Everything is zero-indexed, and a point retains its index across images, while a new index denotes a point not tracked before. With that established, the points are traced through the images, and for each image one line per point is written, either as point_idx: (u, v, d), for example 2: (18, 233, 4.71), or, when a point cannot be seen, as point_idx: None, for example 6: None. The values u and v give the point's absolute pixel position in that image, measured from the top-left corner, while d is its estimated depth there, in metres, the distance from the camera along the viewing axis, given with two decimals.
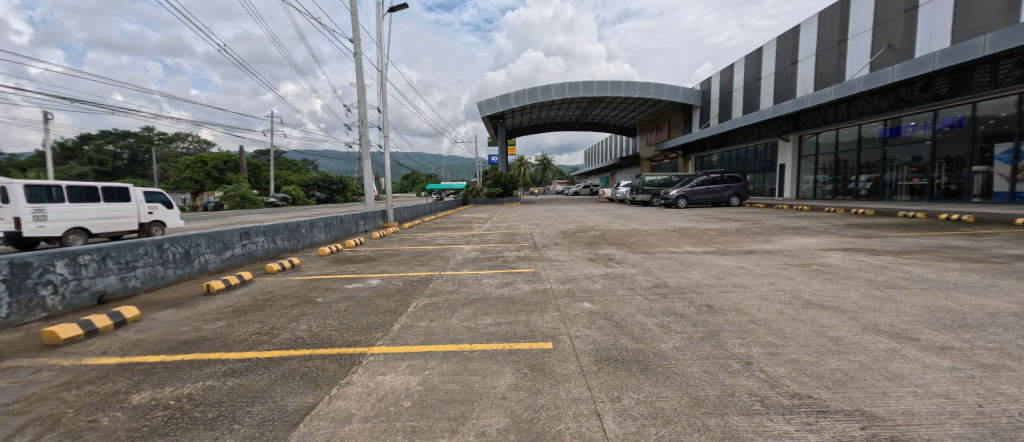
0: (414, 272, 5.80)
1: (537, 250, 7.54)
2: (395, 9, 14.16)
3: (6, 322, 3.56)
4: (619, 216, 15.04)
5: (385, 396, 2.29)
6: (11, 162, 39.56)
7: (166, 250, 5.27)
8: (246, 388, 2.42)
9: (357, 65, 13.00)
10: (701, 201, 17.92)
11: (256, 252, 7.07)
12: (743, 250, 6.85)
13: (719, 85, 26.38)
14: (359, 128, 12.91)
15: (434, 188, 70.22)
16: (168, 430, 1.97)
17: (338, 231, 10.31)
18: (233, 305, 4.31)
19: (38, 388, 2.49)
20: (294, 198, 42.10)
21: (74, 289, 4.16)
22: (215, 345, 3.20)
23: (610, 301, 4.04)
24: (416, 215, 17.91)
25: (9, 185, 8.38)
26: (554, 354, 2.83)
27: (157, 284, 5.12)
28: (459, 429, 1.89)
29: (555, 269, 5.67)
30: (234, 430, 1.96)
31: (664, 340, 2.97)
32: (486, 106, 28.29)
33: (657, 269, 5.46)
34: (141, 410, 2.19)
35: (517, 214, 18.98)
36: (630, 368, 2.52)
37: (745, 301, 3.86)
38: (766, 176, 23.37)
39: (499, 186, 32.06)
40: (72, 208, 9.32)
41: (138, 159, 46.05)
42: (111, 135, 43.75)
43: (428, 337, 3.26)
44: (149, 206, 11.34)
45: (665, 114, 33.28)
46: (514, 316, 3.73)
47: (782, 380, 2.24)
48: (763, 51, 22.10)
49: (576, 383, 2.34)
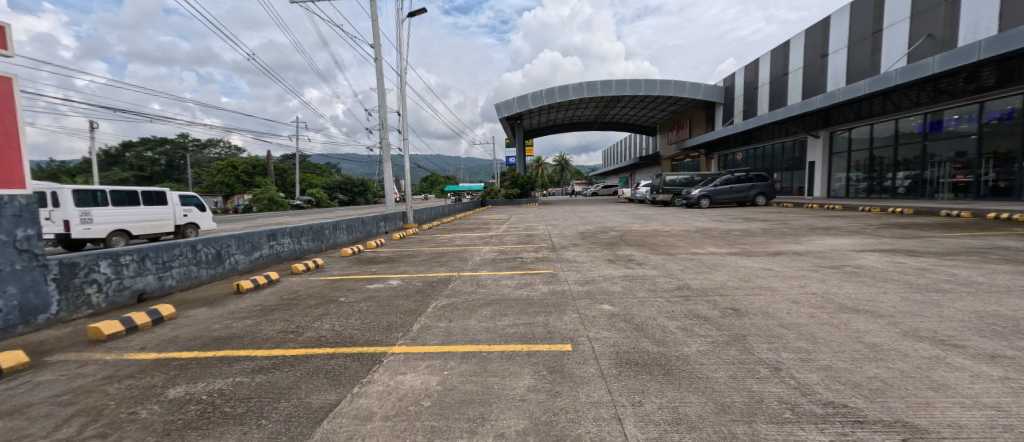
0: (433, 273, 5.88)
1: (556, 250, 7.53)
2: (414, 14, 14.42)
3: (57, 319, 3.83)
4: (640, 216, 14.76)
5: (405, 395, 2.33)
6: (62, 170, 42.50)
7: (199, 250, 5.51)
8: (273, 384, 2.51)
9: (378, 69, 13.27)
10: (725, 202, 17.40)
11: (283, 253, 7.33)
12: (770, 251, 6.62)
13: (743, 81, 25.59)
14: (379, 131, 13.16)
15: (453, 190, 70.60)
16: (200, 424, 2.06)
17: (360, 233, 10.55)
18: (262, 304, 4.48)
19: (85, 381, 2.67)
20: (318, 199, 43.30)
21: (116, 287, 4.40)
22: (245, 342, 3.33)
23: (631, 303, 3.97)
24: (435, 216, 18.04)
25: (60, 190, 8.99)
26: (573, 356, 2.80)
27: (191, 284, 5.37)
28: (477, 430, 1.90)
29: (574, 270, 5.64)
30: (261, 424, 2.03)
31: (687, 344, 2.90)
32: (503, 108, 28.33)
33: (679, 271, 5.33)
34: (176, 404, 2.30)
35: (536, 215, 18.96)
36: (652, 372, 2.47)
37: (773, 305, 3.72)
38: (794, 175, 22.42)
39: (517, 187, 31.89)
40: (115, 211, 9.88)
41: (175, 164, 48.62)
42: (150, 142, 46.51)
43: (448, 337, 3.30)
44: (184, 209, 11.93)
45: (686, 111, 32.43)
46: (533, 317, 3.72)
47: (815, 387, 2.13)
48: (790, 45, 21.26)
49: (595, 387, 2.31)
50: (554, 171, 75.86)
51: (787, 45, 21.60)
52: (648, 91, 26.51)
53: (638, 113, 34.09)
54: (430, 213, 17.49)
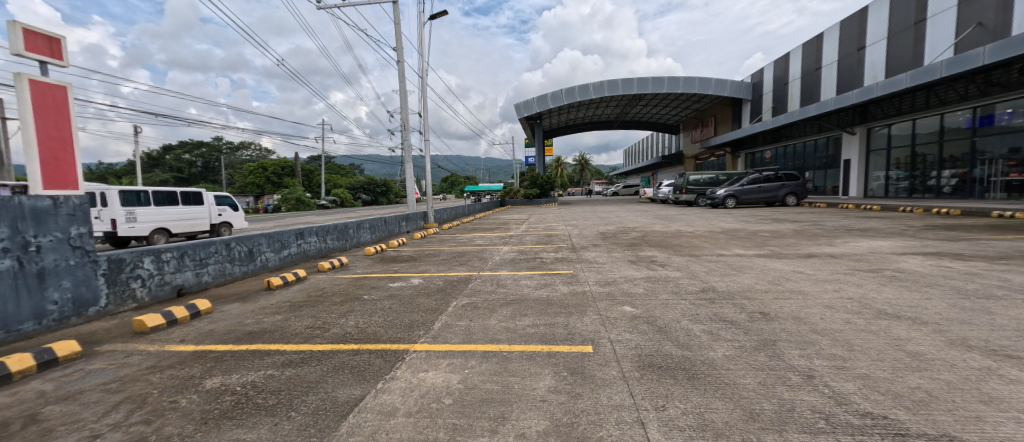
0: (454, 272, 5.94)
1: (576, 251, 7.47)
2: (435, 17, 14.61)
3: (105, 311, 4.09)
4: (662, 216, 14.43)
5: (427, 392, 2.36)
6: (110, 172, 45.53)
7: (233, 248, 5.76)
8: (301, 378, 2.60)
9: (400, 72, 13.53)
10: (752, 202, 16.81)
11: (310, 251, 7.58)
12: (802, 253, 6.34)
13: (772, 76, 24.62)
14: (401, 133, 13.40)
15: (472, 190, 71.02)
16: (235, 414, 2.16)
17: (382, 232, 10.79)
18: (291, 300, 4.65)
19: (130, 370, 2.84)
20: (343, 199, 44.59)
21: (158, 282, 4.67)
22: (275, 337, 3.46)
23: (653, 305, 3.89)
24: (455, 216, 18.22)
25: (108, 191, 9.61)
26: (594, 358, 2.76)
27: (226, 280, 5.63)
28: (499, 430, 1.91)
29: (595, 271, 5.57)
30: (291, 417, 2.11)
31: (713, 348, 2.82)
32: (523, 107, 28.32)
33: (704, 273, 5.18)
34: (212, 394, 2.42)
35: (555, 215, 18.88)
36: (676, 376, 2.41)
37: (804, 309, 3.57)
38: (827, 173, 21.42)
39: (536, 187, 31.83)
40: (156, 211, 10.48)
41: (210, 166, 51.16)
42: (188, 145, 49.18)
43: (468, 336, 3.33)
44: (219, 208, 12.51)
45: (711, 109, 31.48)
46: (553, 317, 3.71)
47: (852, 397, 2.03)
48: (823, 38, 20.31)
49: (618, 389, 2.28)
50: (574, 170, 75.07)
51: (820, 38, 20.64)
52: (670, 88, 25.92)
53: (660, 111, 33.39)
54: (450, 213, 17.67)
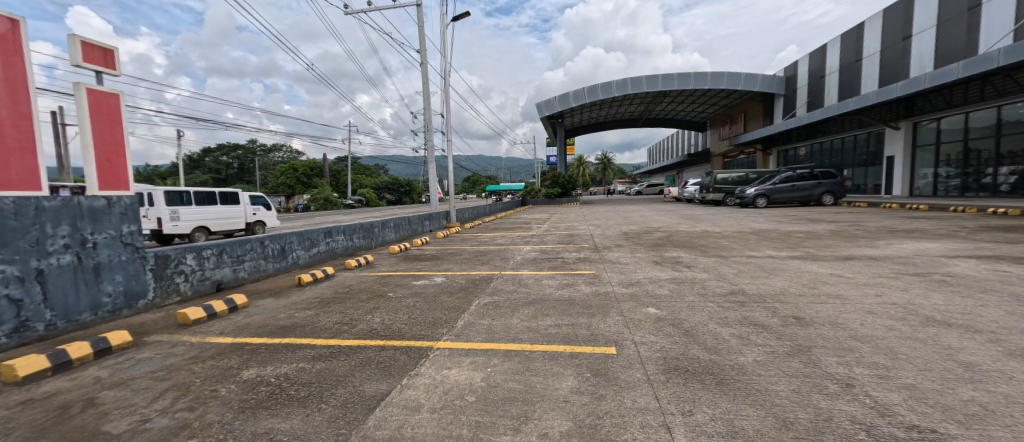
0: (476, 271, 5.99)
1: (598, 251, 7.38)
2: (458, 18, 14.75)
3: (153, 304, 4.38)
4: (688, 216, 14.03)
5: (451, 389, 2.40)
6: (156, 173, 48.68)
7: (267, 246, 6.04)
8: (331, 371, 2.70)
9: (423, 73, 13.74)
10: (785, 201, 16.07)
11: (337, 249, 7.83)
12: (839, 255, 6.02)
13: (807, 69, 23.47)
14: (425, 133, 13.61)
15: (493, 189, 71.39)
16: (270, 404, 2.26)
17: (406, 231, 11.02)
18: (320, 296, 4.83)
19: (175, 359, 3.03)
20: (368, 199, 45.85)
21: (199, 277, 4.95)
22: (305, 331, 3.60)
23: (679, 307, 3.80)
24: (476, 215, 18.38)
25: (155, 191, 10.28)
26: (617, 360, 2.72)
27: (261, 276, 5.90)
28: (521, 429, 1.91)
29: (618, 271, 5.49)
30: (322, 408, 2.19)
31: (743, 353, 2.72)
32: (544, 106, 28.19)
33: (733, 275, 5.01)
34: (249, 384, 2.55)
35: (576, 215, 18.73)
36: (704, 381, 2.34)
37: (843, 314, 3.39)
38: (868, 171, 20.30)
39: (558, 186, 31.66)
40: (197, 210, 11.11)
41: (246, 167, 53.82)
42: (226, 148, 51.95)
43: (491, 335, 3.35)
44: (253, 208, 13.12)
45: (741, 104, 30.33)
46: (575, 318, 3.67)
47: (896, 408, 1.91)
48: (863, 27, 19.18)
49: (642, 392, 2.24)
50: (595, 169, 74.10)
51: (860, 27, 19.50)
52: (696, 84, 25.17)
53: (686, 108, 32.46)
54: (472, 212, 17.83)
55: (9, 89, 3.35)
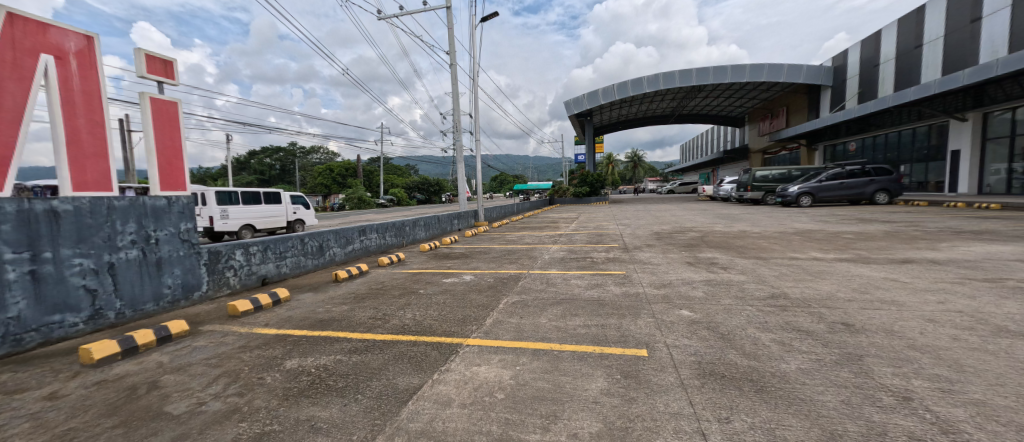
0: (504, 270, 6.04)
1: (628, 251, 7.23)
2: (487, 19, 14.86)
3: (206, 296, 4.72)
4: (724, 216, 13.46)
5: (480, 386, 2.44)
6: (208, 175, 52.48)
7: (306, 243, 6.35)
8: (366, 365, 2.81)
9: (452, 74, 13.95)
10: (833, 199, 15.03)
11: (371, 247, 8.12)
12: (894, 258, 5.58)
13: (858, 58, 21.81)
14: (454, 134, 13.83)
15: (520, 189, 71.52)
16: (311, 393, 2.39)
17: (436, 230, 11.27)
18: (355, 292, 5.04)
19: (227, 348, 3.26)
20: (399, 198, 47.25)
21: (247, 272, 5.29)
22: (342, 325, 3.77)
23: (715, 310, 3.66)
24: (504, 214, 18.49)
25: (206, 191, 11.05)
26: (649, 362, 2.67)
27: (301, 272, 6.22)
28: (551, 428, 1.92)
29: (649, 272, 5.36)
30: (358, 399, 2.29)
31: (785, 360, 2.58)
32: (573, 104, 27.91)
33: (773, 277, 4.76)
34: (292, 373, 2.70)
35: (605, 214, 18.42)
36: (742, 388, 2.24)
37: (899, 322, 3.14)
38: (929, 167, 18.65)
39: (586, 185, 31.25)
40: (244, 209, 11.84)
41: (287, 169, 56.97)
42: (269, 151, 55.23)
43: (519, 333, 3.37)
44: (294, 207, 13.84)
45: (784, 97, 28.64)
46: (605, 319, 3.62)
47: (962, 426, 1.76)
48: (923, 10, 17.58)
49: (676, 396, 2.18)
50: (624, 168, 72.44)
51: (919, 10, 17.89)
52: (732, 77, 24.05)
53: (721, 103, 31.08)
54: (500, 212, 17.95)
55: (86, 99, 3.72)
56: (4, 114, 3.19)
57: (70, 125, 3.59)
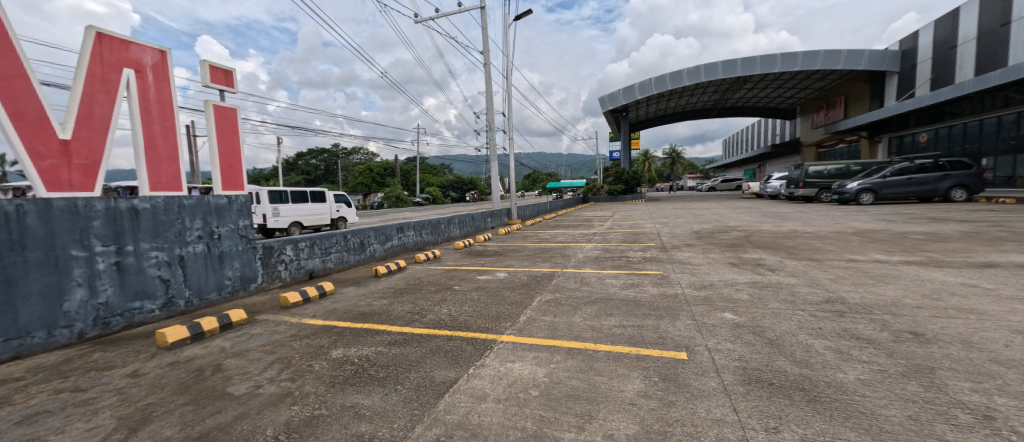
0: (537, 268, 6.04)
1: (666, 250, 6.99)
2: (521, 16, 14.85)
3: (261, 287, 5.10)
4: (771, 215, 12.66)
5: (515, 382, 2.46)
6: (261, 176, 56.62)
7: (349, 240, 6.69)
8: (405, 357, 2.93)
9: (486, 73, 14.07)
10: (899, 197, 13.66)
11: (408, 243, 8.41)
12: (974, 262, 5.00)
13: (930, 40, 19.64)
14: (487, 132, 13.97)
15: (553, 187, 71.10)
16: (355, 381, 2.53)
17: (470, 227, 11.48)
18: (393, 287, 5.24)
19: (279, 336, 3.51)
20: (434, 197, 48.52)
21: (296, 266, 5.66)
22: (382, 318, 3.95)
23: (761, 314, 3.47)
24: (537, 213, 18.46)
25: (259, 191, 11.88)
26: (689, 366, 2.57)
27: (344, 267, 6.57)
28: (586, 427, 1.91)
29: (688, 273, 5.15)
30: (398, 389, 2.39)
31: (843, 370, 2.40)
32: (607, 100, 27.30)
33: (828, 281, 4.42)
34: (337, 362, 2.87)
35: (641, 212, 17.93)
36: (792, 396, 2.11)
37: (979, 333, 2.82)
38: (1018, 160, 16.49)
39: (621, 183, 30.51)
40: (292, 207, 12.62)
41: (331, 169, 60.20)
42: (315, 152, 58.65)
43: (553, 331, 3.37)
44: (337, 205, 14.59)
45: (843, 86, 26.34)
46: (641, 319, 3.54)
47: None
48: None
49: (718, 402, 2.10)
50: (661, 164, 69.84)
51: None
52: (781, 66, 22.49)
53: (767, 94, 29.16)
54: (533, 210, 17.95)
55: (161, 108, 4.12)
56: (94, 122, 3.58)
57: (147, 131, 3.99)
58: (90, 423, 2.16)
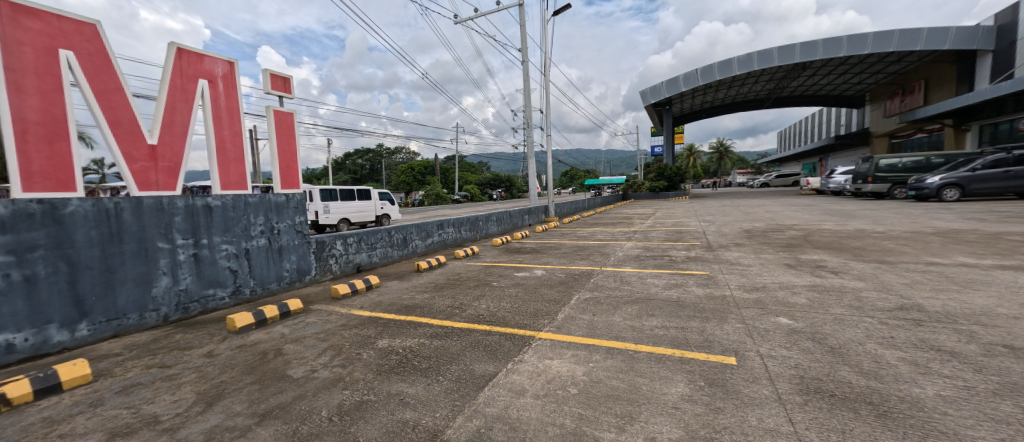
0: (576, 266, 5.99)
1: (712, 250, 6.66)
2: (560, 11, 14.68)
3: (314, 279, 5.49)
4: (834, 213, 11.62)
5: (553, 379, 2.47)
6: (314, 175, 60.71)
7: (393, 236, 7.01)
8: (446, 349, 3.03)
9: (525, 71, 14.06)
10: (990, 193, 12.02)
11: (448, 240, 8.66)
12: None
13: None
14: (525, 130, 14.00)
15: (591, 184, 69.84)
16: (400, 370, 2.66)
17: (507, 224, 11.60)
18: (434, 281, 5.43)
19: (331, 325, 3.76)
20: (472, 194, 49.48)
21: (345, 260, 6.02)
22: (425, 311, 4.10)
23: (820, 320, 3.22)
24: (575, 210, 18.25)
25: (311, 189, 12.67)
26: (738, 372, 2.44)
27: (388, 261, 6.89)
28: (626, 428, 1.88)
29: (737, 274, 4.88)
30: (439, 380, 2.49)
31: (919, 384, 2.16)
32: (649, 93, 26.39)
33: (902, 286, 4.00)
34: (383, 352, 3.02)
35: (685, 209, 17.16)
36: (858, 410, 1.95)
37: None
38: None
39: (664, 179, 29.33)
40: (340, 204, 13.38)
41: (375, 168, 63.28)
42: (361, 152, 61.93)
43: (592, 330, 3.33)
44: (381, 203, 15.33)
45: (924, 68, 23.44)
46: (685, 321, 3.41)
47: None
48: None
49: (771, 412, 1.98)
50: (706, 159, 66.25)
51: None
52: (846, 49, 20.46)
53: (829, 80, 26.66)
54: (570, 207, 17.77)
55: (229, 115, 4.54)
56: (175, 129, 4.00)
57: (218, 136, 4.41)
58: (175, 395, 2.44)
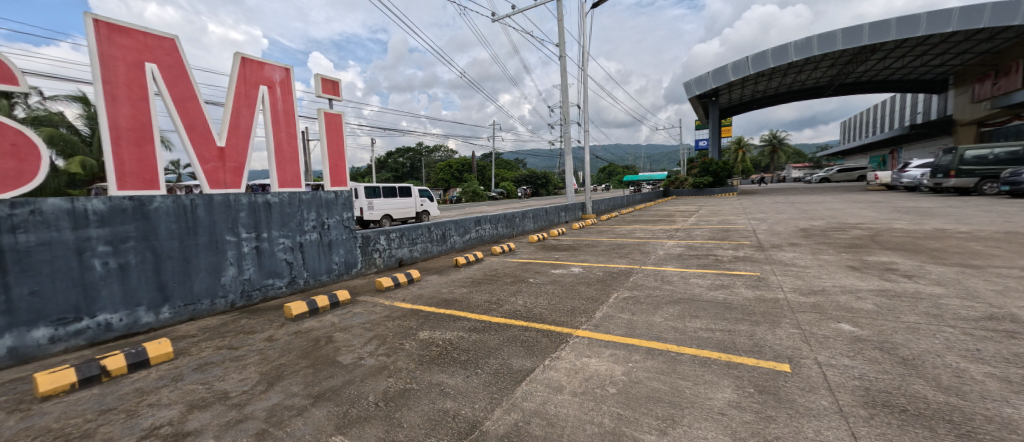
0: (614, 264, 5.87)
1: (763, 250, 6.26)
2: (599, 3, 14.31)
3: (360, 272, 5.80)
4: (908, 211, 10.47)
5: (591, 377, 2.46)
6: (359, 173, 63.93)
7: (432, 231, 7.24)
8: (484, 343, 3.10)
9: (562, 65, 13.87)
10: None
11: (484, 236, 8.80)
12: None
13: None
14: (562, 126, 13.85)
15: (630, 180, 67.78)
16: (440, 361, 2.76)
17: (544, 221, 11.56)
18: (471, 276, 5.55)
19: (376, 316, 3.96)
20: (508, 191, 49.80)
21: (388, 254, 6.30)
22: (463, 305, 4.21)
23: (890, 327, 2.94)
24: (613, 207, 17.84)
25: (357, 187, 13.32)
26: (793, 380, 2.29)
27: (428, 256, 7.13)
28: (668, 432, 1.83)
29: (791, 275, 4.56)
30: (478, 373, 2.55)
31: (1011, 404, 1.92)
32: (694, 84, 25.23)
33: (993, 293, 3.54)
34: (424, 343, 3.15)
35: (732, 206, 16.22)
36: (934, 428, 1.76)
37: None
38: None
39: (708, 174, 27.88)
40: (382, 201, 13.98)
41: (416, 166, 65.50)
42: (402, 151, 64.33)
43: (632, 330, 3.27)
44: (421, 200, 15.90)
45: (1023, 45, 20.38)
46: (733, 324, 3.24)
47: None
48: None
49: (831, 424, 1.84)
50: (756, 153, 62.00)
51: None
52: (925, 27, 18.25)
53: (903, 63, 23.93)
54: (608, 204, 17.39)
55: (286, 117, 4.88)
56: (240, 131, 4.37)
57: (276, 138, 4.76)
58: (241, 374, 2.70)
